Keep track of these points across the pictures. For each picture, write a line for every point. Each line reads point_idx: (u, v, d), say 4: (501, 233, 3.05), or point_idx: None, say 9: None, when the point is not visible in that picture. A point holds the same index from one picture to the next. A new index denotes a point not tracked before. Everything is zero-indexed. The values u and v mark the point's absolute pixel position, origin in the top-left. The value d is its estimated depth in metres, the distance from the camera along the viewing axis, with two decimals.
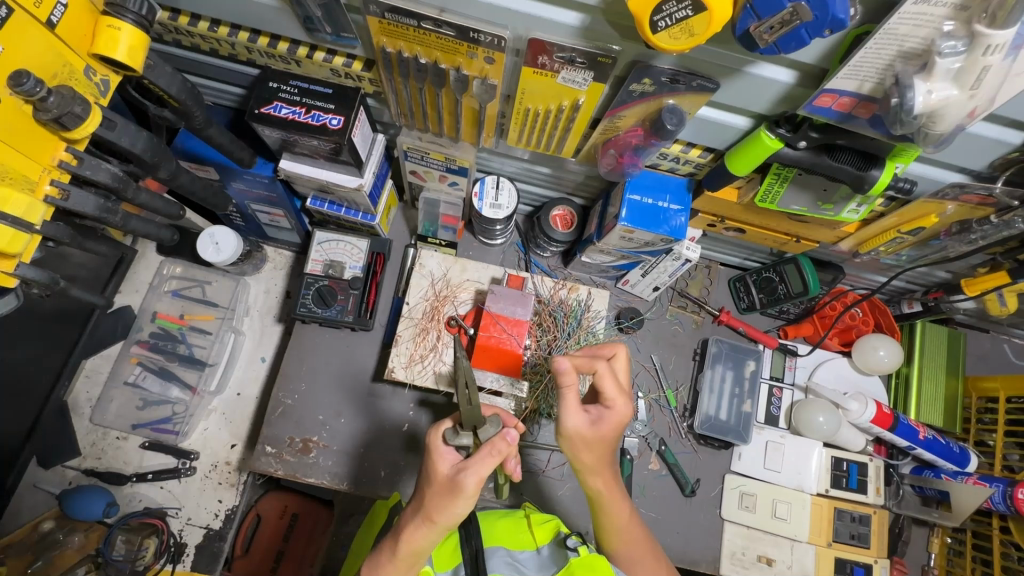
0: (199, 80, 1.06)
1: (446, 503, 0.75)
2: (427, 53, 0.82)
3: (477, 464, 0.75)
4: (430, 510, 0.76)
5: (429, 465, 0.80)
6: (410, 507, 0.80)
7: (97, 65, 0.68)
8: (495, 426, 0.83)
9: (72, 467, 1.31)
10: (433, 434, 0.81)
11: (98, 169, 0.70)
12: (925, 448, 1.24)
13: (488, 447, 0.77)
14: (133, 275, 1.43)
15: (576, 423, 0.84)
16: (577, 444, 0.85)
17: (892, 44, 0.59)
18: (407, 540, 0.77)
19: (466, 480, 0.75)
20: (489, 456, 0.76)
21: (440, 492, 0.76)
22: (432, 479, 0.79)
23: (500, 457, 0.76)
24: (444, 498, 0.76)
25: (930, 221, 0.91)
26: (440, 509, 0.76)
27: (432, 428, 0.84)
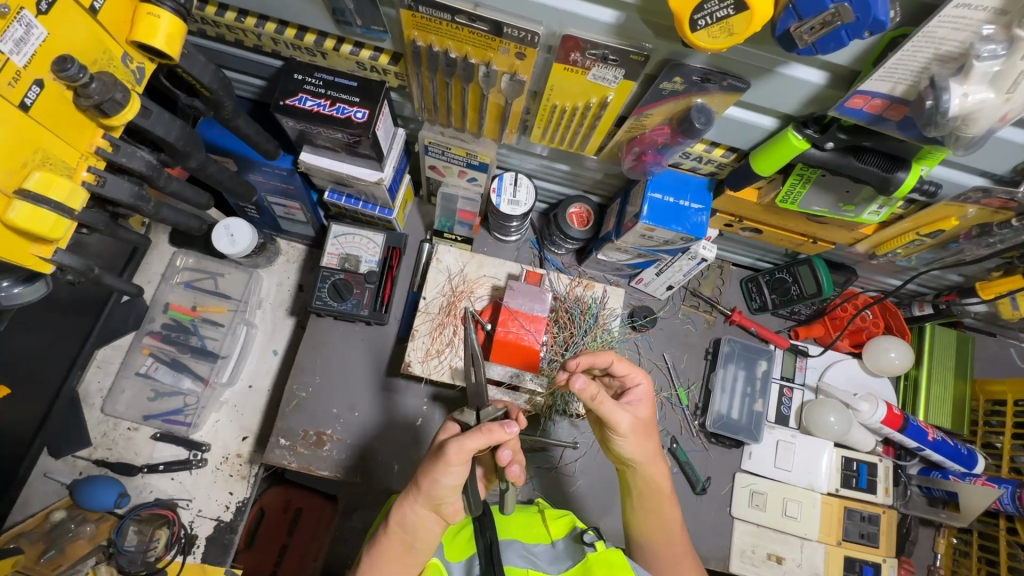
0: (235, 75, 1.06)
1: (431, 471, 0.78)
2: (458, 48, 0.83)
3: (462, 437, 0.77)
4: (420, 477, 0.80)
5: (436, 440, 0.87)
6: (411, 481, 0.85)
7: (134, 53, 0.70)
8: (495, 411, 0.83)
9: (82, 457, 1.31)
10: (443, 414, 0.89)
11: (132, 156, 0.72)
12: (933, 450, 1.25)
13: (481, 426, 0.78)
14: (146, 265, 1.43)
15: (628, 421, 0.86)
16: (639, 435, 0.88)
17: (929, 47, 0.60)
18: (397, 510, 0.82)
19: (448, 449, 0.76)
20: (479, 433, 0.77)
21: (429, 461, 0.80)
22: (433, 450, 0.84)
23: (486, 433, 0.77)
24: (430, 465, 0.79)
25: (950, 224, 0.93)
26: (426, 476, 0.79)
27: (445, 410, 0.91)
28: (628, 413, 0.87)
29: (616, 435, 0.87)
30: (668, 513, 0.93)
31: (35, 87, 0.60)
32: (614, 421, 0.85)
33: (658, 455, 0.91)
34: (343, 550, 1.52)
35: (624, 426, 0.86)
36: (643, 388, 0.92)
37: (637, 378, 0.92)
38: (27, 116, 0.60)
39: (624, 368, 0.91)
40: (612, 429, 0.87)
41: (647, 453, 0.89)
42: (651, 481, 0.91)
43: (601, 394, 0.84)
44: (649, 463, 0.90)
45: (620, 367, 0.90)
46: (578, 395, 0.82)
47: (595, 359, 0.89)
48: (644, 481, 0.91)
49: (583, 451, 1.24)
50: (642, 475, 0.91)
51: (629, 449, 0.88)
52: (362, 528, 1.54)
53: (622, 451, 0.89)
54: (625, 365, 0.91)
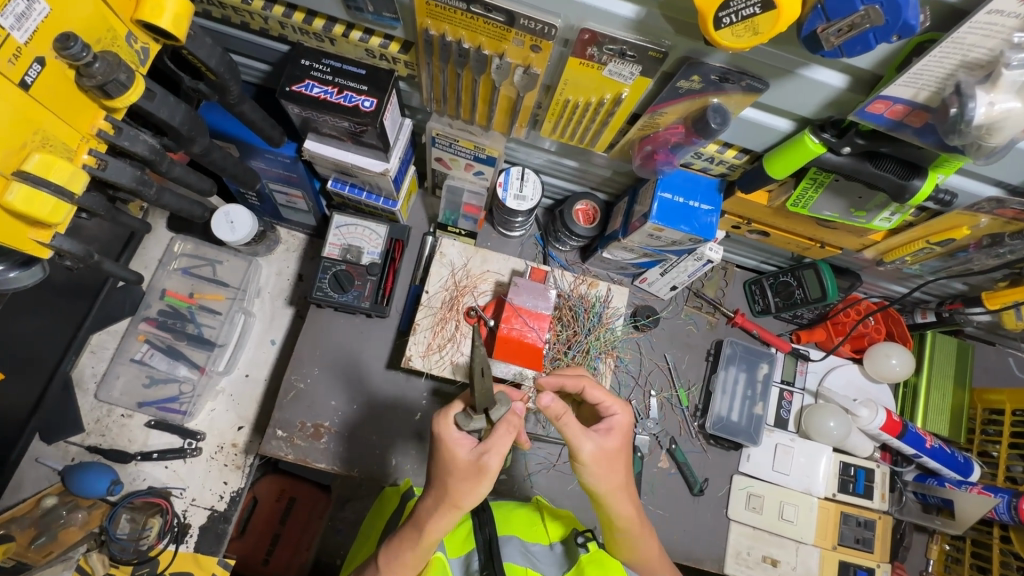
0: (244, 59, 1.04)
1: (474, 487, 0.76)
2: (472, 38, 0.81)
3: (499, 445, 0.76)
4: (454, 496, 0.76)
5: (443, 452, 0.78)
6: (428, 496, 0.79)
7: (138, 32, 0.67)
8: (506, 404, 0.80)
9: (75, 443, 1.29)
10: (441, 421, 0.79)
11: (135, 140, 0.70)
12: (930, 457, 1.26)
13: (502, 423, 0.78)
14: (143, 250, 1.41)
15: (592, 449, 0.80)
16: (602, 467, 0.81)
17: (957, 54, 0.59)
18: (432, 527, 0.77)
19: (490, 462, 0.75)
20: (507, 432, 0.77)
21: (463, 478, 0.76)
22: (454, 466, 0.77)
23: (517, 431, 0.77)
24: (473, 483, 0.76)
25: (961, 233, 0.93)
26: (466, 494, 0.76)
27: (440, 412, 0.80)
28: (593, 441, 0.81)
29: (578, 462, 0.81)
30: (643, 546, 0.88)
31: (36, 65, 0.57)
32: (577, 449, 0.80)
33: (626, 489, 0.83)
34: (336, 540, 1.52)
35: (585, 453, 0.80)
36: (622, 416, 0.87)
37: (615, 406, 0.88)
38: (28, 95, 0.58)
39: (600, 394, 0.88)
40: (574, 455, 0.81)
41: (614, 485, 0.82)
42: (621, 519, 0.84)
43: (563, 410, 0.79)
44: (619, 498, 0.83)
45: (594, 392, 0.88)
46: (542, 410, 0.79)
47: (560, 382, 0.88)
48: (613, 517, 0.84)
49: None
50: (613, 511, 0.84)
51: (592, 478, 0.82)
52: (355, 519, 1.54)
53: (585, 482, 0.82)
54: (598, 392, 0.88)
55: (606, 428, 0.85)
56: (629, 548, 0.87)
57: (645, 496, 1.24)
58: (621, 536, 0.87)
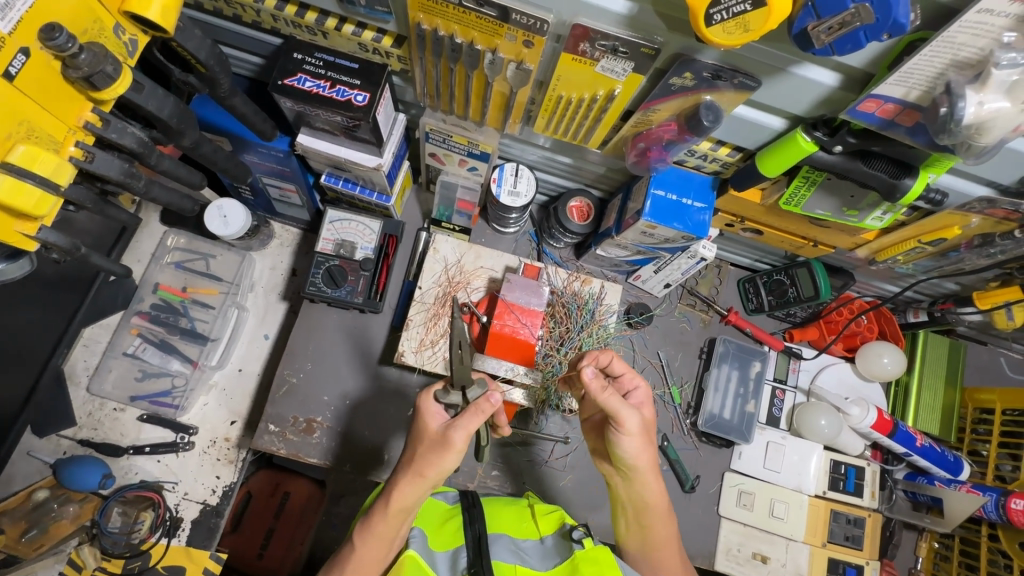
0: (233, 52, 1.03)
1: (436, 457, 0.81)
2: (464, 33, 0.80)
3: (464, 422, 0.80)
4: (420, 466, 0.81)
5: (418, 423, 0.84)
6: (398, 467, 0.84)
7: (126, 24, 0.67)
8: (482, 386, 0.86)
9: (67, 436, 1.28)
10: (423, 395, 0.85)
11: (123, 132, 0.69)
12: (920, 455, 1.26)
13: (472, 406, 0.82)
14: (136, 244, 1.40)
15: (637, 421, 0.85)
16: (640, 440, 0.87)
17: (947, 53, 0.59)
18: (397, 497, 0.82)
19: (454, 437, 0.80)
20: (476, 414, 0.81)
21: (430, 449, 0.81)
22: (422, 436, 0.83)
23: (485, 413, 0.81)
24: (436, 452, 0.81)
25: (953, 232, 0.93)
26: (431, 465, 0.81)
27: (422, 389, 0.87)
28: (638, 413, 0.86)
29: (621, 433, 0.86)
30: (657, 526, 0.92)
31: (21, 55, 0.57)
32: (622, 420, 0.84)
33: (653, 466, 0.90)
34: (330, 534, 1.54)
35: (631, 425, 0.85)
36: (644, 389, 0.91)
37: (636, 380, 0.91)
38: (13, 86, 0.57)
39: (623, 367, 0.92)
40: (618, 426, 0.85)
41: (645, 459, 0.88)
42: (647, 493, 0.90)
43: (609, 385, 0.85)
44: (649, 473, 0.89)
45: (620, 365, 0.92)
46: (586, 385, 0.84)
47: (596, 357, 0.91)
48: (643, 492, 0.90)
49: (574, 446, 1.23)
50: (644, 484, 0.89)
51: (632, 452, 0.87)
52: (349, 514, 1.55)
53: (625, 453, 0.87)
54: (624, 365, 0.92)
55: (636, 403, 0.91)
56: (650, 526, 0.92)
57: None
58: (641, 513, 0.92)
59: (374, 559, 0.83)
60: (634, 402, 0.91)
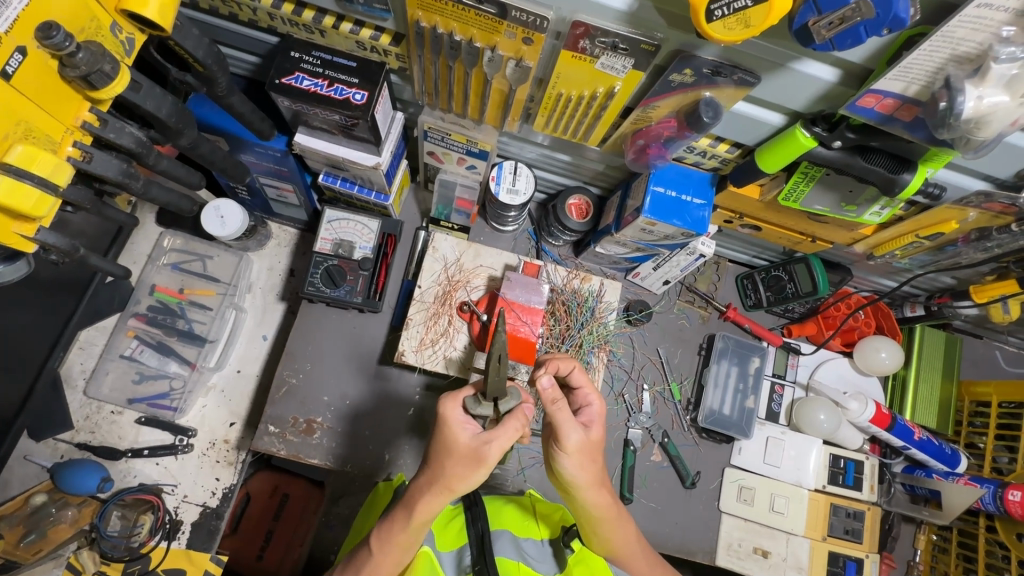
0: (232, 51, 1.03)
1: (466, 470, 0.77)
2: (463, 30, 0.80)
3: (500, 437, 0.77)
4: (448, 480, 0.77)
5: (446, 434, 0.78)
6: (420, 478, 0.80)
7: (123, 22, 0.66)
8: (517, 398, 0.80)
9: (63, 440, 1.27)
10: (453, 403, 0.78)
11: (121, 132, 0.69)
12: (919, 449, 1.27)
13: (510, 416, 0.79)
14: (132, 245, 1.39)
15: (577, 438, 0.80)
16: (582, 459, 0.81)
17: (946, 47, 0.59)
18: (422, 509, 0.78)
19: (490, 450, 0.76)
20: (512, 429, 0.78)
21: (461, 463, 0.77)
22: (452, 448, 0.77)
23: (524, 428, 0.79)
24: (468, 466, 0.77)
25: (950, 227, 0.93)
26: (459, 478, 0.77)
27: (451, 394, 0.80)
28: (580, 431, 0.81)
29: (561, 451, 0.81)
30: (618, 533, 0.87)
31: (17, 54, 0.56)
32: (563, 437, 0.80)
33: (602, 480, 0.84)
34: (329, 535, 1.54)
35: (572, 442, 0.80)
36: (598, 407, 0.88)
37: (590, 397, 0.88)
38: (10, 86, 0.57)
39: (582, 380, 0.89)
40: (558, 444, 0.80)
41: (589, 477, 0.82)
42: (594, 510, 0.84)
43: (560, 397, 0.81)
44: (591, 489, 0.82)
45: (580, 377, 0.89)
46: (539, 394, 0.82)
47: (555, 365, 0.89)
48: (587, 509, 0.84)
49: None
50: (584, 501, 0.83)
51: (570, 468, 0.81)
52: (349, 514, 1.55)
53: (564, 472, 0.82)
54: (583, 376, 0.89)
55: (585, 422, 0.87)
56: (602, 536, 0.87)
57: (638, 490, 1.25)
58: (595, 527, 0.86)
59: (391, 565, 0.81)
60: (583, 420, 0.87)
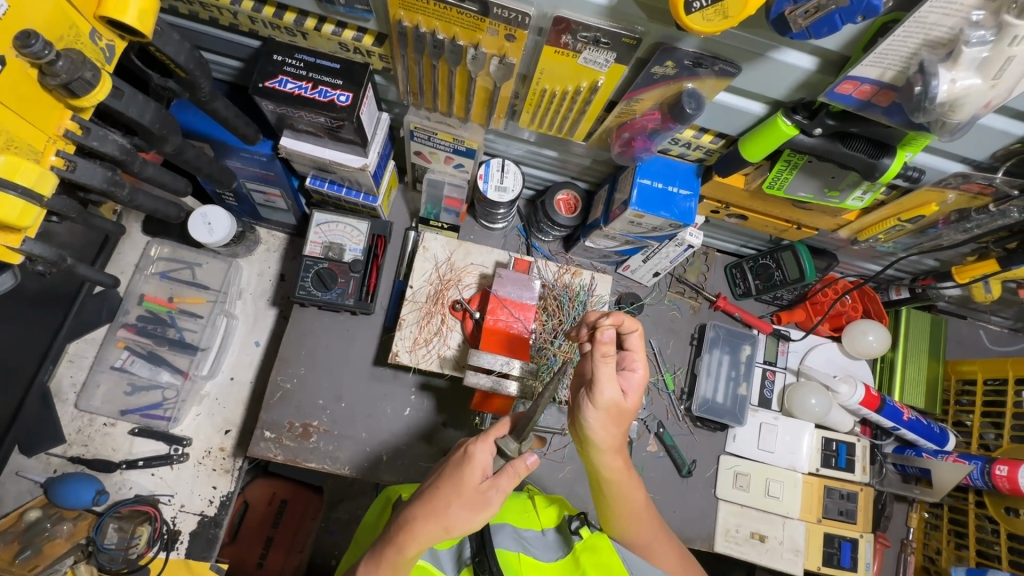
0: (214, 57, 1.03)
1: (468, 510, 0.79)
2: (446, 28, 0.80)
3: (501, 485, 0.80)
4: (451, 522, 0.78)
5: (459, 472, 0.80)
6: (418, 507, 0.80)
7: (102, 29, 0.66)
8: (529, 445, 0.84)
9: (56, 455, 1.26)
10: (479, 443, 0.81)
11: (104, 140, 0.68)
12: (908, 429, 1.29)
13: (508, 467, 0.80)
14: (118, 255, 1.38)
15: (609, 396, 0.83)
16: (610, 415, 0.85)
17: (919, 33, 0.61)
18: (418, 543, 0.79)
19: (493, 497, 0.80)
20: (511, 478, 0.80)
21: (467, 505, 0.79)
22: (460, 484, 0.80)
23: (521, 476, 0.80)
24: (470, 506, 0.79)
25: (930, 209, 0.95)
26: (462, 521, 0.79)
27: (478, 437, 0.82)
28: (614, 390, 0.83)
29: (590, 403, 0.84)
30: (627, 497, 0.91)
31: None
32: (597, 393, 0.83)
33: (620, 445, 0.88)
34: (329, 540, 1.54)
35: (603, 397, 0.83)
36: (641, 374, 0.89)
37: (636, 363, 0.89)
38: None
39: (637, 343, 0.89)
40: (590, 394, 0.83)
41: (611, 441, 0.86)
42: (605, 471, 0.89)
43: (612, 351, 0.82)
44: (609, 453, 0.87)
45: (635, 341, 0.89)
46: (596, 341, 0.81)
47: (621, 320, 0.86)
48: (598, 469, 0.89)
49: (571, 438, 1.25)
50: (600, 462, 0.88)
51: (595, 425, 0.85)
52: (348, 518, 1.56)
53: (587, 425, 0.85)
54: (639, 342, 0.89)
55: (624, 386, 0.88)
56: (610, 500, 0.91)
57: None
58: (605, 489, 0.91)
59: None
60: (622, 383, 0.88)
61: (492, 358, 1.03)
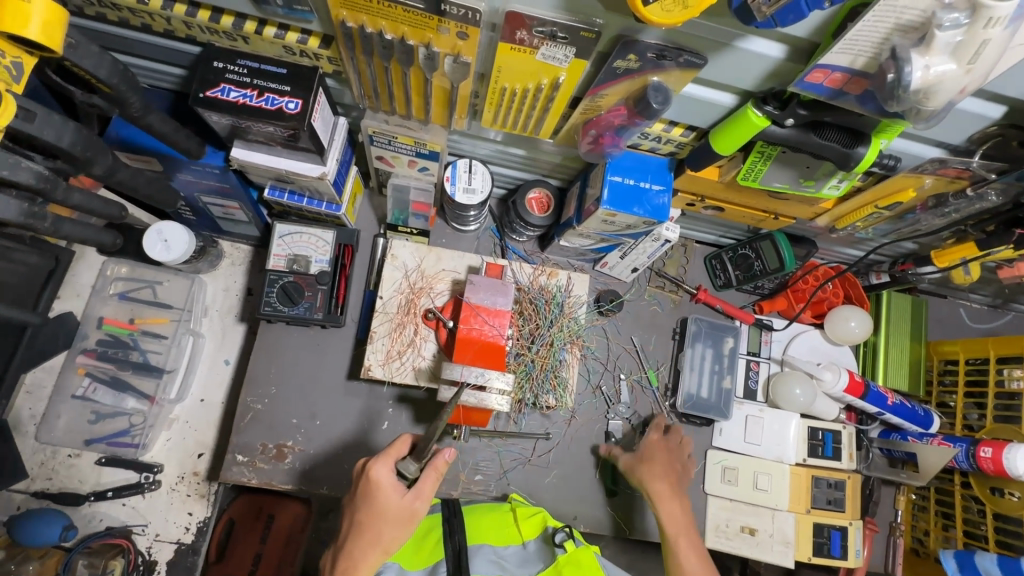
0: (130, 60, 0.94)
1: (402, 528, 0.80)
2: (394, 28, 0.75)
3: (426, 490, 0.81)
4: (386, 543, 0.80)
5: (377, 502, 0.79)
6: (348, 546, 0.79)
7: (6, 45, 0.59)
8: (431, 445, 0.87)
9: (19, 490, 1.21)
10: (382, 467, 0.80)
11: (18, 168, 0.62)
12: (893, 413, 1.29)
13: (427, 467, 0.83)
14: (73, 277, 1.31)
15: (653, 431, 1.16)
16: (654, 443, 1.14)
17: (890, 17, 0.57)
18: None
19: (420, 504, 0.81)
20: (433, 477, 0.82)
21: (399, 523, 0.80)
22: (387, 512, 0.79)
23: (444, 472, 0.83)
24: (404, 525, 0.80)
25: (908, 195, 0.92)
26: (395, 538, 0.80)
27: (375, 463, 0.81)
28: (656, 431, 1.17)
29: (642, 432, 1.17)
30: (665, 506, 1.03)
31: None
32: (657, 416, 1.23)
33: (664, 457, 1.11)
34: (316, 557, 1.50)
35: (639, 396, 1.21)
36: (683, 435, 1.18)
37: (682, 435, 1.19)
38: None
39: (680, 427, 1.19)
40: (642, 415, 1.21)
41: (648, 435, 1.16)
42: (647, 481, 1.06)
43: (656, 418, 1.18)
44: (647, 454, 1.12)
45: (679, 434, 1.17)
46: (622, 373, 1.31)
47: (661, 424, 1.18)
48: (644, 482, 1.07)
49: (555, 441, 1.23)
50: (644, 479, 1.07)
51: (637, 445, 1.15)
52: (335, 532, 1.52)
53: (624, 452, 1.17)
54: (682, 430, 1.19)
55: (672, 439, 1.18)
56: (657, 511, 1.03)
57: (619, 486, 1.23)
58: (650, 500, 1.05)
59: None
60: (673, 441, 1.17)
61: (465, 371, 0.97)
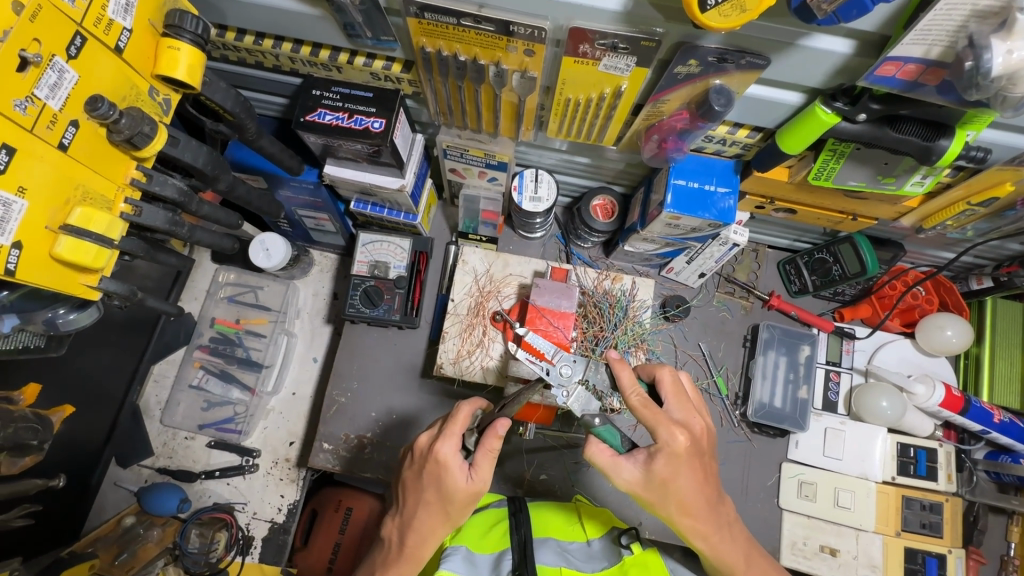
0: (251, 94, 1.11)
1: (465, 505, 0.86)
2: (466, 50, 0.82)
3: (481, 470, 0.84)
4: (452, 515, 0.86)
5: (445, 479, 0.84)
6: (419, 513, 0.87)
7: (158, 85, 0.74)
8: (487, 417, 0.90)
9: (146, 466, 1.40)
10: (445, 446, 0.84)
11: (165, 184, 0.76)
12: (1000, 433, 1.16)
13: (482, 448, 0.83)
14: (191, 283, 1.51)
15: (676, 440, 0.78)
16: (679, 458, 0.78)
17: (965, 3, 0.56)
18: (426, 544, 0.87)
19: (480, 485, 0.84)
20: (488, 457, 0.84)
21: (464, 500, 0.85)
22: (453, 492, 0.85)
23: (498, 453, 0.84)
24: (467, 503, 0.86)
25: (1005, 190, 0.86)
26: (463, 511, 0.87)
27: (440, 440, 0.85)
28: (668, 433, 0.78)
29: (653, 450, 0.80)
30: (701, 521, 0.83)
31: (71, 128, 0.64)
32: (627, 396, 0.80)
33: (694, 477, 0.80)
34: None
35: (651, 416, 0.79)
36: (674, 396, 0.84)
37: (682, 406, 0.84)
38: (67, 155, 0.64)
39: (668, 379, 0.86)
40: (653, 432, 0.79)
41: (676, 445, 0.78)
42: (679, 506, 0.81)
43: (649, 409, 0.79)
44: (673, 472, 0.79)
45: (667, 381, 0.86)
46: (629, 405, 0.80)
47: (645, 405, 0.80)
48: (676, 502, 0.81)
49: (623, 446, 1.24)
50: (678, 520, 0.83)
51: (649, 471, 0.80)
52: None
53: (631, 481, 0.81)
54: (670, 375, 0.86)
55: (682, 418, 0.83)
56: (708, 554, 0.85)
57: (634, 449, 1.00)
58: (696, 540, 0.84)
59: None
60: (680, 417, 0.83)
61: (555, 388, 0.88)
